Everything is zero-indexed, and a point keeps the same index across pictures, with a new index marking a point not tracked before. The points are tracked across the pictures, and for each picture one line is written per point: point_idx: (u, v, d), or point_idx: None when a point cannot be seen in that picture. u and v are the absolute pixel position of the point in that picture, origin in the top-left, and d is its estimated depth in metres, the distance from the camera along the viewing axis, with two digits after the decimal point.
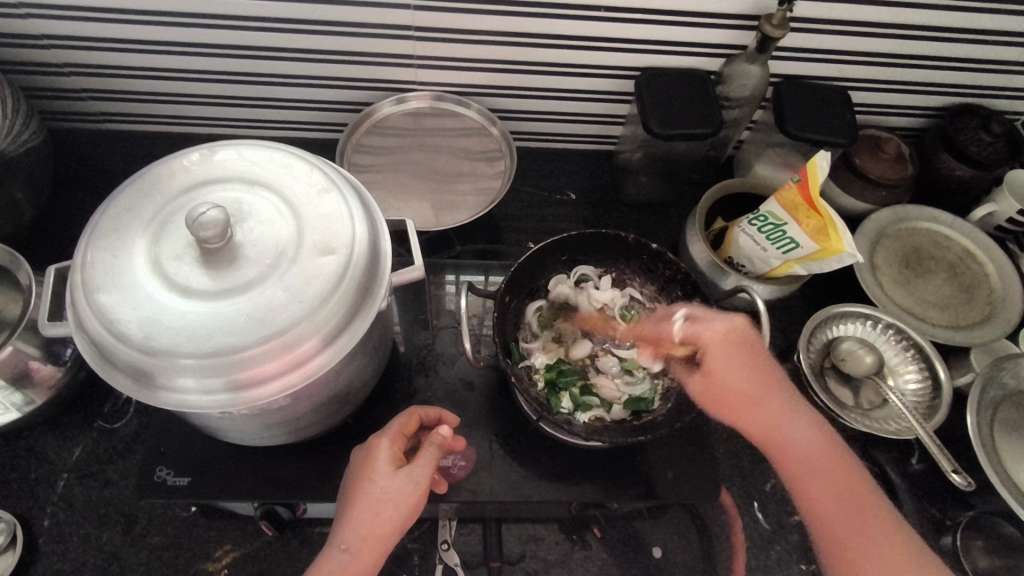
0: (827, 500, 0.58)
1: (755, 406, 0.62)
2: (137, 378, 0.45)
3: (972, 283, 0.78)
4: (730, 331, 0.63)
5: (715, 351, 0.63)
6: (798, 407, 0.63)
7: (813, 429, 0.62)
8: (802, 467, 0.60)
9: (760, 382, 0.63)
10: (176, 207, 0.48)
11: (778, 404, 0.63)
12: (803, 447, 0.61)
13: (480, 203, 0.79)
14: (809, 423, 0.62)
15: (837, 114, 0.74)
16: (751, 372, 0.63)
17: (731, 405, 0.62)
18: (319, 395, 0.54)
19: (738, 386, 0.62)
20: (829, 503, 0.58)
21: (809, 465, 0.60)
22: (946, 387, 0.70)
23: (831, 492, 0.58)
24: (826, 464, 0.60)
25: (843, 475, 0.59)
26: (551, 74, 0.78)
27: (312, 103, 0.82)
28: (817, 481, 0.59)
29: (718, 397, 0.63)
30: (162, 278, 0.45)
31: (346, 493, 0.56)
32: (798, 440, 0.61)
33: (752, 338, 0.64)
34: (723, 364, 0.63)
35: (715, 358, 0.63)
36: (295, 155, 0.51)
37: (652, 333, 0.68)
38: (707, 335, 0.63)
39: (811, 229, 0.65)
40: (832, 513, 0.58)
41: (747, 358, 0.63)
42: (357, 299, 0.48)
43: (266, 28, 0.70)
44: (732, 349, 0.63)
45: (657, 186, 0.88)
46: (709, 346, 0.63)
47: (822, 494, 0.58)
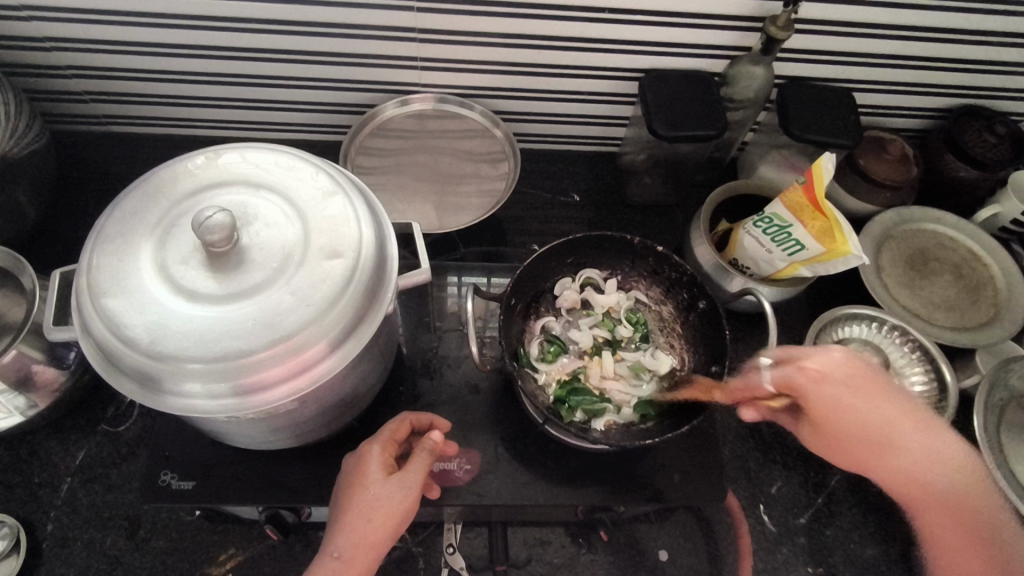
0: (948, 536, 0.55)
1: (877, 449, 0.56)
2: (143, 382, 0.45)
3: (977, 284, 0.78)
4: (826, 366, 0.58)
5: (827, 393, 0.57)
6: (927, 438, 0.57)
7: (954, 470, 0.56)
8: (930, 503, 0.56)
9: (878, 422, 0.57)
10: (182, 211, 0.48)
11: (913, 445, 0.56)
12: (937, 489, 0.55)
13: (484, 205, 0.79)
14: (949, 462, 0.56)
15: (842, 115, 0.74)
16: (865, 405, 0.57)
17: (851, 447, 0.57)
18: (325, 399, 0.54)
19: (852, 426, 0.57)
20: (955, 534, 0.54)
21: (945, 509, 0.55)
22: (952, 389, 0.69)
23: (956, 522, 0.54)
24: (960, 510, 0.54)
25: (967, 513, 0.54)
26: (555, 76, 0.78)
27: (315, 105, 0.82)
28: (939, 517, 0.55)
29: (834, 442, 0.58)
30: (168, 282, 0.44)
31: (337, 500, 0.56)
32: (936, 483, 0.55)
33: (862, 370, 0.59)
34: (834, 407, 0.57)
35: (825, 398, 0.57)
36: (301, 157, 0.51)
37: (738, 385, 0.62)
38: (801, 379, 0.58)
39: (817, 231, 0.65)
40: (952, 541, 0.54)
41: (871, 395, 0.58)
42: (365, 303, 0.48)
43: (270, 30, 0.70)
44: (837, 388, 0.58)
45: (661, 188, 0.87)
46: (811, 391, 0.57)
47: (958, 541, 0.54)
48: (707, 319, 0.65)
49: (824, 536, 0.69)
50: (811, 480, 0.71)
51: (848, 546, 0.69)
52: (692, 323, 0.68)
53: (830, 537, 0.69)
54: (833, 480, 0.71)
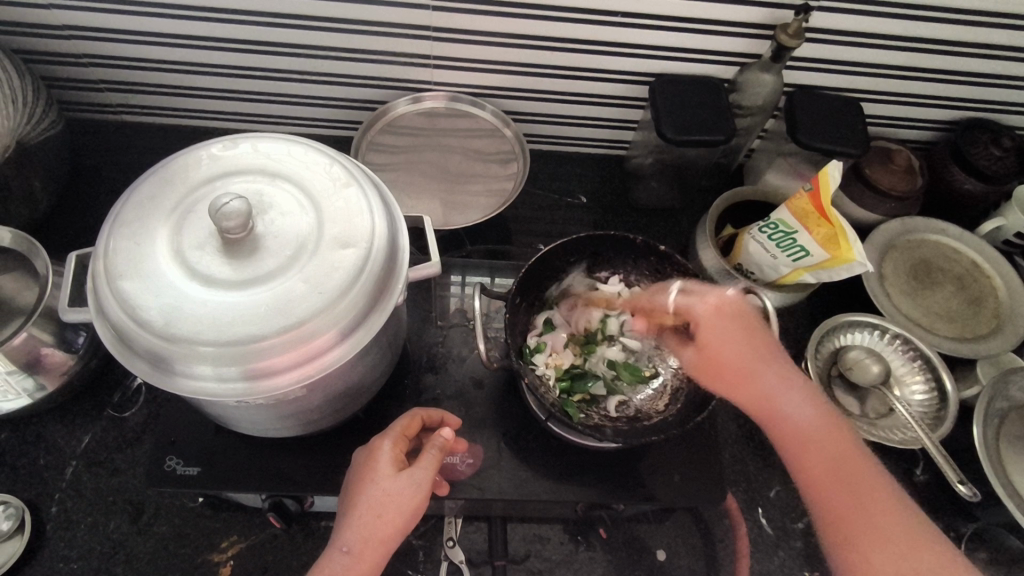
0: (813, 468, 0.57)
1: (755, 387, 0.61)
2: (155, 363, 0.45)
3: (979, 295, 0.78)
4: (719, 303, 0.65)
5: (714, 325, 0.65)
6: (800, 381, 0.62)
7: (820, 411, 0.60)
8: (798, 439, 0.59)
9: (751, 353, 0.63)
10: (198, 198, 0.48)
11: (781, 384, 0.61)
12: (802, 423, 0.59)
13: (492, 204, 0.80)
14: (809, 399, 0.61)
15: (849, 124, 0.75)
16: (744, 340, 0.63)
17: (726, 375, 0.62)
18: (333, 388, 0.55)
19: (729, 353, 0.63)
20: (819, 468, 0.57)
21: (809, 439, 0.58)
22: (953, 400, 0.70)
23: (816, 453, 0.57)
24: (821, 439, 0.58)
25: (828, 440, 0.58)
26: (567, 78, 0.79)
27: (327, 100, 0.83)
28: (807, 451, 0.58)
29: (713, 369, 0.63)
30: (184, 267, 0.45)
31: (346, 496, 0.57)
32: (797, 415, 0.60)
33: (746, 313, 0.65)
34: (721, 337, 0.64)
35: (714, 329, 0.64)
36: (314, 148, 0.52)
37: (646, 300, 0.70)
38: (697, 310, 0.65)
39: (822, 238, 0.66)
40: (822, 476, 0.57)
41: (749, 331, 0.64)
42: (376, 293, 0.48)
43: (286, 25, 0.71)
44: (724, 324, 0.64)
45: (667, 192, 0.88)
46: (699, 320, 0.65)
47: (829, 479, 0.56)
48: None
49: (822, 542, 0.69)
50: None
51: None
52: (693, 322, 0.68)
53: None
54: None
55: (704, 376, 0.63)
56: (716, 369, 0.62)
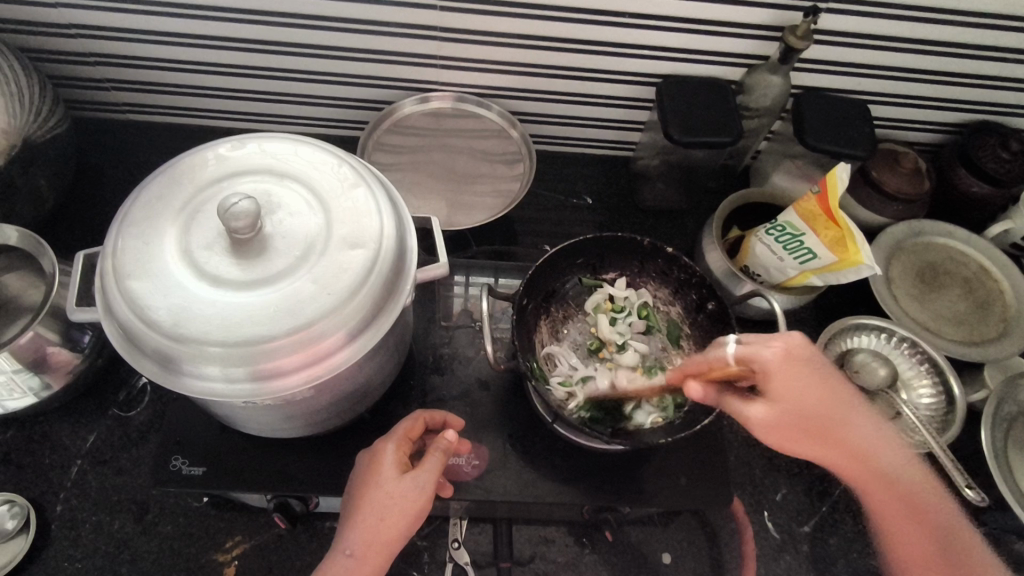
0: (902, 526, 0.54)
1: (840, 441, 0.54)
2: (163, 363, 0.45)
3: (986, 299, 0.78)
4: (787, 351, 0.54)
5: (789, 376, 0.53)
6: (875, 427, 0.56)
7: (906, 459, 0.56)
8: (888, 494, 0.54)
9: (833, 406, 0.54)
10: (206, 197, 0.48)
11: (864, 434, 0.55)
12: (897, 479, 0.54)
13: (498, 205, 0.80)
14: (897, 449, 0.56)
15: (857, 126, 0.74)
16: (822, 389, 0.54)
17: (809, 434, 0.54)
18: (340, 389, 0.54)
19: (810, 407, 0.53)
20: (906, 528, 0.53)
21: (899, 495, 0.54)
22: (961, 404, 0.70)
23: (911, 514, 0.53)
24: (914, 493, 0.54)
25: (918, 497, 0.54)
26: (573, 78, 0.79)
27: (334, 100, 0.83)
28: (895, 509, 0.54)
29: (791, 429, 0.54)
30: (193, 267, 0.45)
31: (350, 497, 0.57)
32: (889, 466, 0.54)
33: (813, 356, 0.55)
34: (797, 393, 0.53)
35: (789, 381, 0.53)
36: (322, 148, 0.52)
37: (698, 364, 0.58)
38: (767, 359, 0.54)
39: (830, 240, 0.65)
40: (908, 539, 0.53)
41: (825, 376, 0.54)
42: (384, 294, 0.48)
43: (294, 24, 0.71)
44: (796, 375, 0.53)
45: (673, 193, 0.88)
46: (772, 373, 0.53)
47: (906, 533, 0.53)
48: (715, 321, 0.66)
49: (827, 545, 0.69)
50: (815, 489, 0.71)
51: (852, 556, 0.69)
52: (700, 324, 0.68)
53: (833, 546, 0.69)
54: (838, 490, 0.71)
55: (774, 435, 0.54)
56: (793, 428, 0.54)
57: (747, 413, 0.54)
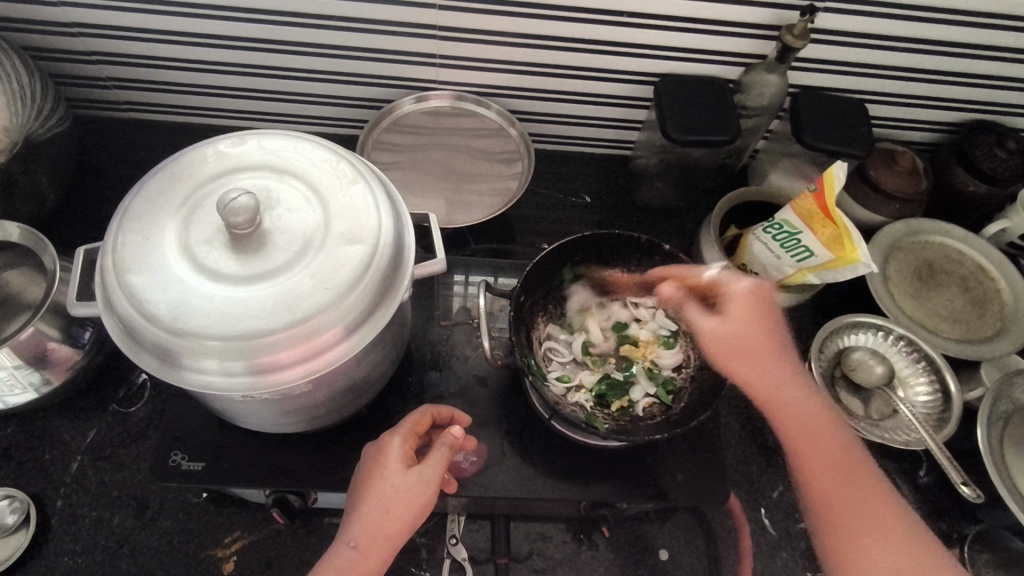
0: (818, 466, 0.61)
1: (767, 380, 0.65)
2: (162, 357, 0.46)
3: (983, 297, 0.78)
4: (755, 291, 0.68)
5: (741, 309, 0.68)
6: (801, 378, 0.66)
7: (818, 404, 0.64)
8: (799, 430, 0.63)
9: (769, 344, 0.67)
10: (206, 193, 0.49)
11: (793, 381, 0.65)
12: (809, 423, 0.63)
13: (496, 203, 0.80)
14: (807, 392, 0.65)
15: (854, 125, 0.75)
16: (764, 331, 0.67)
17: (743, 356, 0.65)
18: (339, 383, 0.55)
19: (751, 343, 0.66)
20: (824, 472, 0.61)
21: (816, 438, 0.62)
22: (956, 400, 0.70)
23: (829, 463, 0.61)
24: (835, 445, 0.62)
25: (840, 449, 0.62)
26: (572, 78, 0.79)
27: (334, 99, 0.83)
28: (818, 454, 0.61)
29: (733, 349, 0.66)
30: (191, 262, 0.45)
31: (356, 489, 0.57)
32: (803, 413, 0.63)
33: (769, 302, 0.69)
34: (744, 322, 0.67)
35: (740, 313, 0.68)
36: (321, 145, 0.52)
37: (682, 270, 0.68)
38: (734, 288, 0.68)
39: (826, 238, 0.66)
40: (829, 485, 0.60)
41: (762, 320, 0.68)
42: (382, 289, 0.49)
43: (294, 23, 0.71)
44: (751, 311, 0.68)
45: (671, 192, 0.88)
46: (735, 298, 0.68)
47: (827, 475, 0.61)
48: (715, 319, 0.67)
49: None
50: None
51: None
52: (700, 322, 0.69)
53: None
54: None
55: (718, 353, 0.66)
56: (738, 347, 0.66)
57: (699, 325, 0.68)
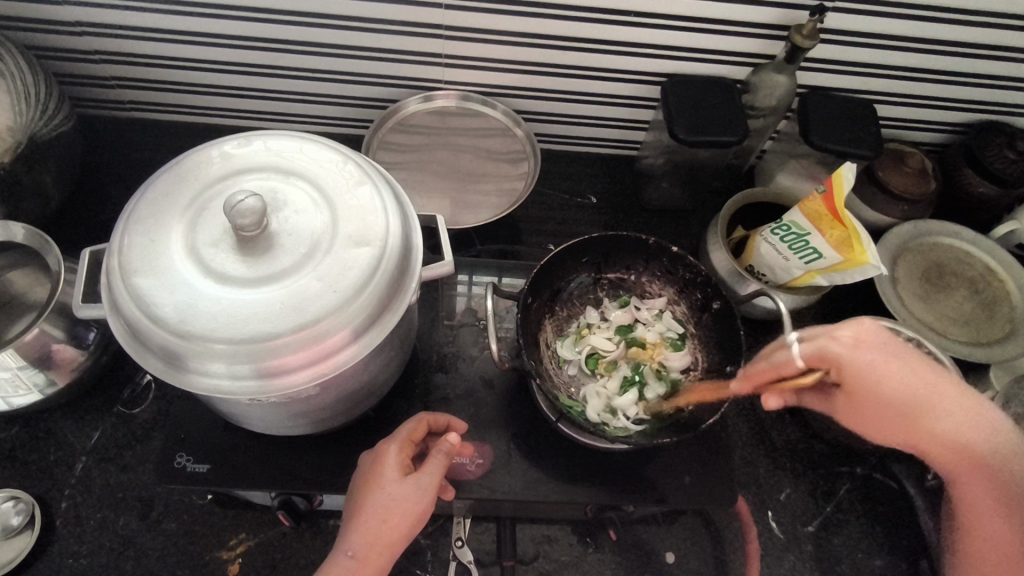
0: (987, 515, 0.49)
1: (906, 426, 0.52)
2: (168, 360, 0.45)
3: (992, 299, 0.78)
4: (861, 334, 0.53)
5: (863, 361, 0.52)
6: (976, 418, 0.51)
7: (998, 423, 0.51)
8: (979, 476, 0.49)
9: (919, 389, 0.51)
10: (213, 195, 0.48)
11: (947, 411, 0.51)
12: (978, 450, 0.50)
13: (502, 204, 0.80)
14: (982, 419, 0.51)
15: (862, 126, 0.74)
16: (909, 373, 0.52)
17: (891, 419, 0.52)
18: (345, 386, 0.54)
19: (906, 395, 0.51)
20: (994, 525, 0.49)
21: (998, 476, 0.49)
22: (966, 403, 0.68)
23: (993, 504, 0.49)
24: (1012, 475, 0.49)
25: (1020, 493, 0.48)
26: (578, 77, 0.79)
27: (339, 99, 0.83)
28: (978, 487, 0.50)
29: (873, 410, 0.52)
30: (198, 264, 0.45)
31: (353, 498, 0.57)
32: (974, 439, 0.50)
33: (885, 338, 0.53)
34: (893, 382, 0.51)
35: (866, 366, 0.52)
36: (328, 146, 0.52)
37: (767, 371, 0.55)
38: (842, 348, 0.52)
39: (836, 240, 0.65)
40: (1002, 539, 0.49)
41: (899, 362, 0.52)
42: (389, 291, 0.48)
43: (299, 22, 0.71)
44: (884, 362, 0.52)
45: (677, 192, 0.88)
46: (851, 364, 0.52)
47: (998, 527, 0.49)
48: (720, 320, 0.66)
49: (831, 546, 0.69)
50: (820, 489, 0.71)
51: (855, 556, 0.69)
52: (705, 324, 0.68)
53: (838, 546, 0.69)
54: (843, 489, 0.71)
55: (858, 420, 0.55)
56: (873, 411, 0.53)
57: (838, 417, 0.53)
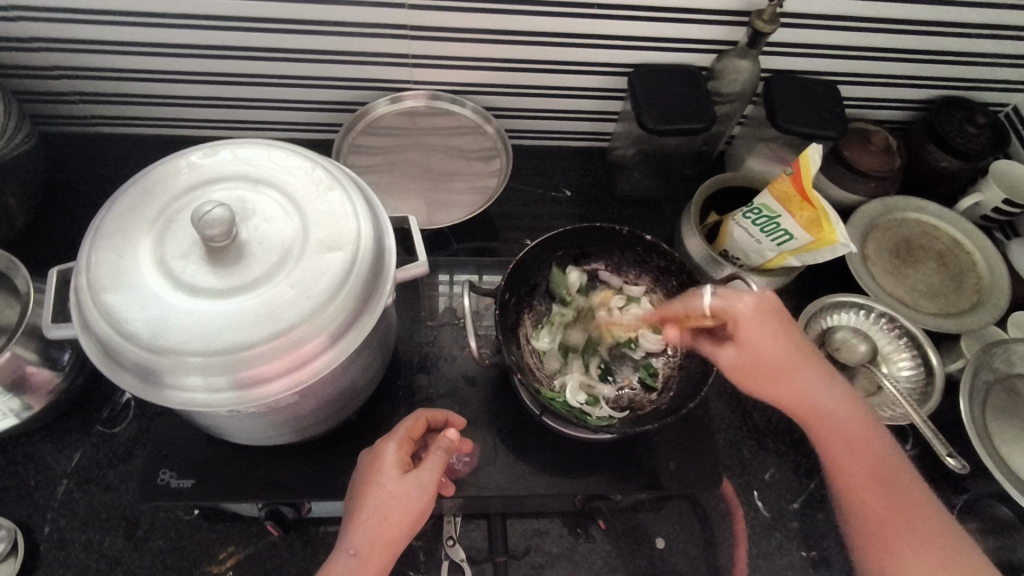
0: (850, 470, 0.58)
1: (786, 389, 0.60)
2: (143, 376, 0.45)
3: (960, 271, 0.80)
4: (756, 301, 0.62)
5: (750, 322, 0.61)
6: (835, 389, 0.61)
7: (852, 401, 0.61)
8: (835, 436, 0.59)
9: (791, 357, 0.60)
10: (180, 207, 0.48)
11: (815, 381, 0.60)
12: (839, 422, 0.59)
13: (475, 202, 0.80)
14: (842, 393, 0.61)
15: (826, 107, 0.75)
16: (781, 341, 0.61)
17: (760, 376, 0.61)
18: (326, 392, 0.54)
19: (773, 359, 0.60)
20: (857, 477, 0.58)
21: (843, 434, 0.59)
22: (939, 373, 0.71)
23: (858, 463, 0.58)
24: (856, 434, 0.59)
25: (869, 450, 0.58)
26: (545, 72, 0.79)
27: (307, 104, 0.82)
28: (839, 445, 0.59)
29: (749, 368, 0.61)
30: (168, 277, 0.45)
31: (352, 497, 0.56)
32: (832, 409, 0.60)
33: (777, 308, 0.62)
34: (758, 339, 0.60)
35: (750, 326, 0.61)
36: (295, 152, 0.52)
37: (676, 308, 0.65)
38: (740, 308, 0.61)
39: (805, 221, 0.66)
40: (863, 488, 0.57)
41: (777, 328, 0.61)
42: (364, 294, 0.48)
43: (261, 29, 0.70)
44: (763, 325, 0.61)
45: (650, 181, 0.89)
46: (742, 319, 0.61)
47: (862, 480, 0.57)
48: None
49: (816, 522, 0.70)
50: (803, 466, 0.73)
51: (839, 529, 0.70)
52: None
53: (823, 521, 0.70)
54: (825, 465, 0.73)
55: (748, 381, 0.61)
56: (754, 371, 0.61)
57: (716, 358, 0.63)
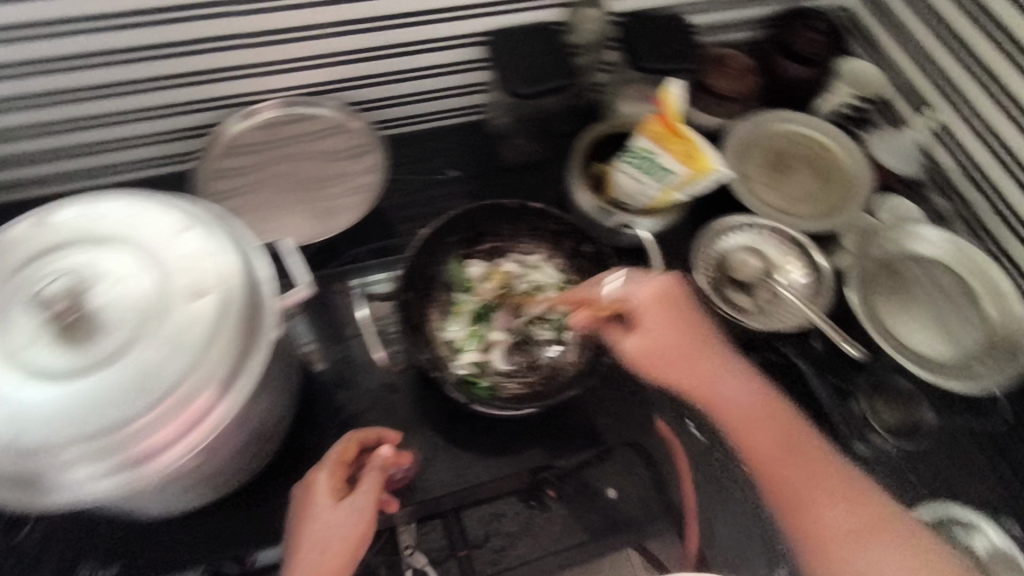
0: (757, 445, 0.59)
1: (694, 376, 0.61)
2: (17, 483, 0.41)
3: (829, 170, 0.84)
4: (659, 291, 0.61)
5: (651, 313, 0.60)
6: (737, 375, 0.62)
7: (753, 383, 0.62)
8: (742, 417, 0.60)
9: (694, 344, 0.61)
10: (19, 290, 0.44)
11: (718, 368, 0.61)
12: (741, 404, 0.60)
13: (358, 203, 0.75)
14: (742, 378, 0.62)
15: (679, 38, 0.76)
16: (680, 331, 0.60)
17: (670, 366, 0.60)
18: (236, 441, 0.52)
19: (673, 350, 0.60)
20: (768, 451, 0.59)
21: (749, 416, 0.60)
22: (826, 272, 0.77)
23: (769, 439, 0.59)
24: (760, 412, 0.60)
25: (774, 424, 0.60)
26: (400, 56, 0.77)
27: (155, 136, 0.75)
28: (749, 427, 0.60)
29: (658, 356, 0.60)
30: (21, 370, 0.41)
31: (287, 536, 0.55)
32: (733, 394, 0.61)
33: (680, 294, 0.61)
34: (660, 329, 0.60)
35: (649, 317, 0.60)
36: (138, 199, 0.47)
37: (585, 295, 0.61)
38: (639, 298, 0.60)
39: (680, 154, 0.69)
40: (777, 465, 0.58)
41: (677, 318, 0.61)
42: (247, 333, 0.44)
43: (79, 65, 0.64)
44: (660, 314, 0.60)
45: (536, 146, 0.87)
46: (641, 309, 0.60)
47: (777, 457, 0.58)
48: (594, 262, 0.69)
49: None
50: None
51: None
52: (579, 268, 0.71)
53: None
54: None
55: (650, 366, 0.61)
56: (659, 361, 0.60)
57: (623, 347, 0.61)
